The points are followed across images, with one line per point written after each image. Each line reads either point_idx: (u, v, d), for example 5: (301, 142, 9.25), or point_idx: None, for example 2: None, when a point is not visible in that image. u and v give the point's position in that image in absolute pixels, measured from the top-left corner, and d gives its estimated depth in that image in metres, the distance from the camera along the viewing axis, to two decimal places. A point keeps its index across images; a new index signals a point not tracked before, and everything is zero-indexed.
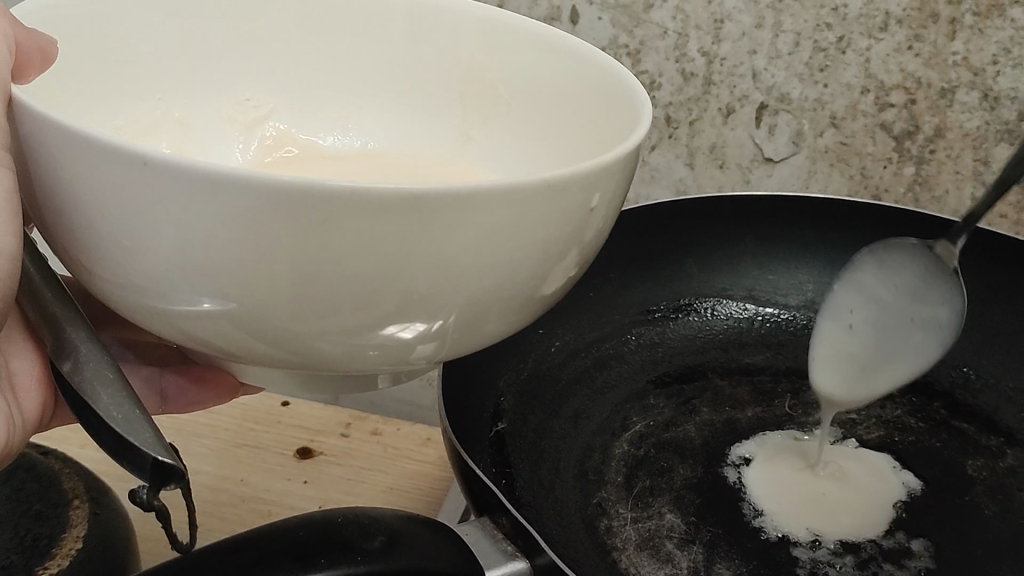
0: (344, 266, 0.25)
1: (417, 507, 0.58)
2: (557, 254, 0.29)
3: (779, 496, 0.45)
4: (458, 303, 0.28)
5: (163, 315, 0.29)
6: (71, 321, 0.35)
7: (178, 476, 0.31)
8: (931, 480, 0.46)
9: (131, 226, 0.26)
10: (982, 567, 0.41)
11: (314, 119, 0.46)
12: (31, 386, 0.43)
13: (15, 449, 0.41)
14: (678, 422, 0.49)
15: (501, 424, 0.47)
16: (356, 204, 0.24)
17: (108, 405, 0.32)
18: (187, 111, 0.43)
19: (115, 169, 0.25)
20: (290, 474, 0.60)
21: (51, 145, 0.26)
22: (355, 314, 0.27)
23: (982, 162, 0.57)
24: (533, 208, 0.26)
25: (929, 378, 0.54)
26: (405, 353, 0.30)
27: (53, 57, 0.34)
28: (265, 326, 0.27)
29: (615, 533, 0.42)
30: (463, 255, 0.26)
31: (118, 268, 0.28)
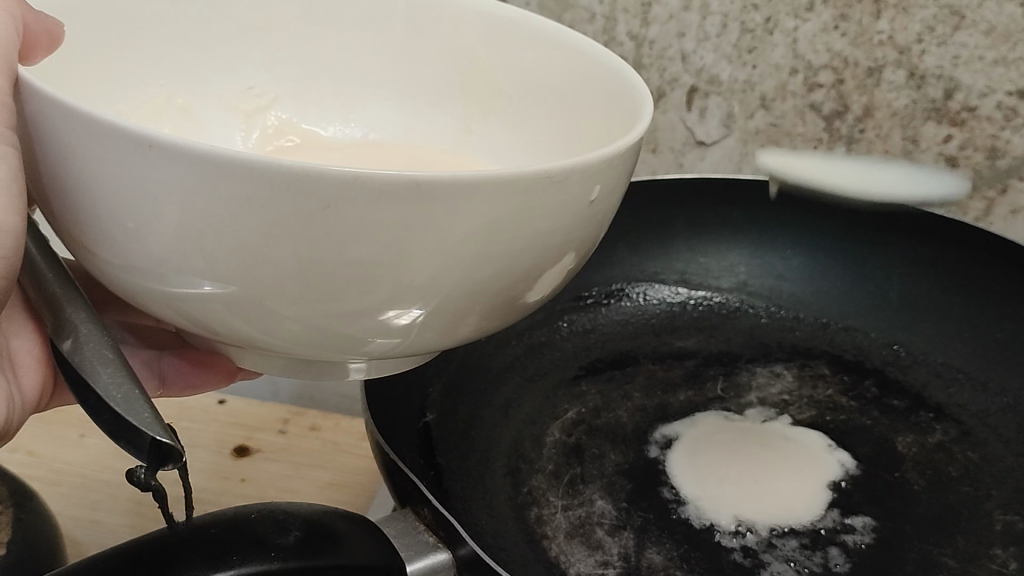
0: (346, 255, 0.25)
1: (354, 501, 0.57)
2: (558, 247, 0.28)
3: (704, 481, 0.44)
4: (456, 292, 0.27)
5: (162, 297, 0.28)
6: (69, 299, 0.35)
7: (176, 457, 0.30)
8: (864, 458, 0.46)
9: (132, 206, 0.25)
10: (912, 541, 0.41)
11: (317, 111, 0.46)
12: (33, 366, 0.43)
13: (12, 428, 0.42)
14: (610, 408, 0.49)
15: (428, 415, 0.46)
16: (359, 190, 0.23)
17: (108, 384, 0.31)
18: (190, 98, 0.43)
19: (117, 150, 0.24)
20: (226, 473, 0.59)
21: (54, 124, 0.26)
22: (356, 303, 0.26)
23: (911, 140, 0.57)
24: (535, 197, 0.26)
25: (860, 357, 0.54)
26: (394, 342, 0.29)
27: (59, 39, 0.35)
28: (262, 312, 0.27)
29: (545, 521, 0.42)
30: (464, 245, 0.26)
31: (120, 249, 0.27)
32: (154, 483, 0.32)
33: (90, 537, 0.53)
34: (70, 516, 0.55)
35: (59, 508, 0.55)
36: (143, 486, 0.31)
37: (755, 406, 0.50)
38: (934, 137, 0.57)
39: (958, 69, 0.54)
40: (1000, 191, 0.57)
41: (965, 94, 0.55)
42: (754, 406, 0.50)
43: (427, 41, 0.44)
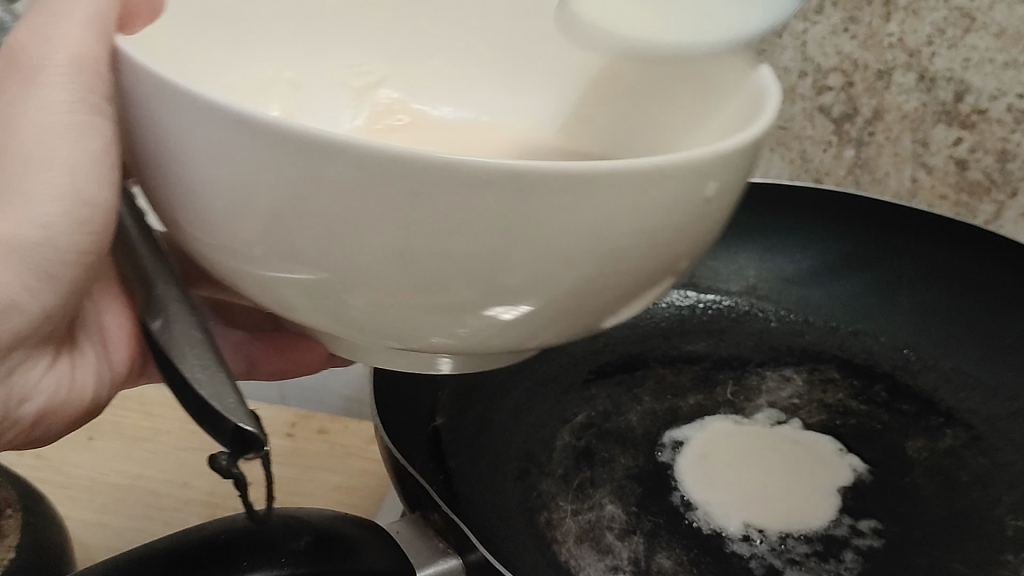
0: (443, 247, 0.23)
1: (361, 504, 0.57)
2: (681, 241, 0.26)
3: (713, 485, 0.44)
4: (563, 289, 0.25)
5: (252, 276, 0.27)
6: (161, 274, 0.36)
7: (258, 445, 0.31)
8: (876, 461, 0.46)
9: (220, 185, 0.24)
10: (923, 547, 0.41)
11: (431, 90, 0.45)
12: (122, 341, 0.46)
13: (96, 402, 0.45)
14: (620, 411, 0.49)
15: (438, 419, 0.47)
16: (456, 178, 0.21)
17: (195, 365, 0.32)
18: (300, 73, 0.42)
19: (204, 124, 0.23)
20: (234, 476, 0.59)
21: (145, 90, 0.24)
22: (453, 296, 0.25)
23: (921, 143, 0.57)
24: (655, 190, 0.23)
25: (870, 361, 0.54)
26: (494, 336, 0.27)
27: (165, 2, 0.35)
28: (354, 298, 0.25)
29: (555, 525, 0.41)
30: (570, 241, 0.23)
31: (211, 227, 0.26)
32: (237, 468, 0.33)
33: (99, 540, 0.53)
34: (78, 519, 0.55)
35: (67, 512, 0.55)
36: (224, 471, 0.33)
37: (764, 410, 0.50)
38: (944, 139, 0.56)
39: (968, 72, 0.53)
40: (1009, 195, 0.57)
41: (975, 97, 0.54)
42: (763, 410, 0.50)
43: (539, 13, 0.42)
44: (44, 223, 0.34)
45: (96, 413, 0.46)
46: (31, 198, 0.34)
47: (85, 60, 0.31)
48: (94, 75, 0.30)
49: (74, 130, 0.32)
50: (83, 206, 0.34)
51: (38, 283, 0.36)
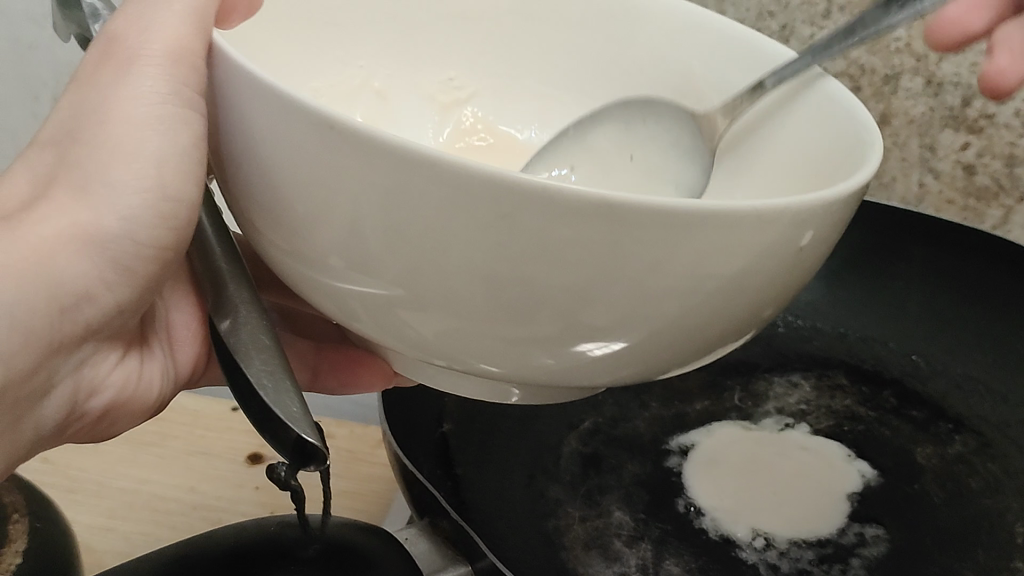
0: (534, 273, 0.25)
1: (366, 510, 0.57)
2: (758, 289, 0.27)
3: (720, 492, 0.44)
4: (639, 324, 0.26)
5: (330, 291, 0.29)
6: (233, 277, 0.37)
7: (319, 458, 0.32)
8: (885, 468, 0.46)
9: (316, 196, 0.26)
10: (932, 555, 0.41)
11: (512, 115, 0.49)
12: (189, 339, 0.46)
13: (159, 401, 0.45)
14: (628, 418, 0.49)
15: (445, 424, 0.47)
16: (552, 204, 0.23)
17: (260, 372, 0.33)
18: (385, 85, 0.47)
19: (316, 141, 0.25)
20: (240, 481, 0.59)
21: (256, 111, 0.26)
22: (540, 323, 0.26)
23: (928, 147, 0.57)
24: (743, 234, 0.25)
25: (879, 367, 0.54)
26: (572, 370, 0.29)
27: (256, 8, 0.38)
28: (443, 322, 0.27)
29: (564, 532, 0.41)
30: (653, 273, 0.25)
31: (298, 237, 0.28)
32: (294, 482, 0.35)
33: (105, 545, 0.53)
34: (84, 523, 0.55)
35: (73, 516, 0.55)
36: (282, 482, 0.36)
37: (772, 416, 0.50)
38: (951, 145, 0.56)
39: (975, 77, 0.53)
40: (1017, 200, 0.56)
41: (982, 102, 0.54)
42: (770, 416, 0.50)
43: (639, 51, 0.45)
44: (128, 215, 0.35)
45: (159, 411, 0.46)
46: (115, 190, 0.34)
47: (184, 53, 0.32)
48: (190, 65, 0.32)
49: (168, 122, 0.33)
50: (167, 201, 0.35)
51: (116, 276, 0.36)
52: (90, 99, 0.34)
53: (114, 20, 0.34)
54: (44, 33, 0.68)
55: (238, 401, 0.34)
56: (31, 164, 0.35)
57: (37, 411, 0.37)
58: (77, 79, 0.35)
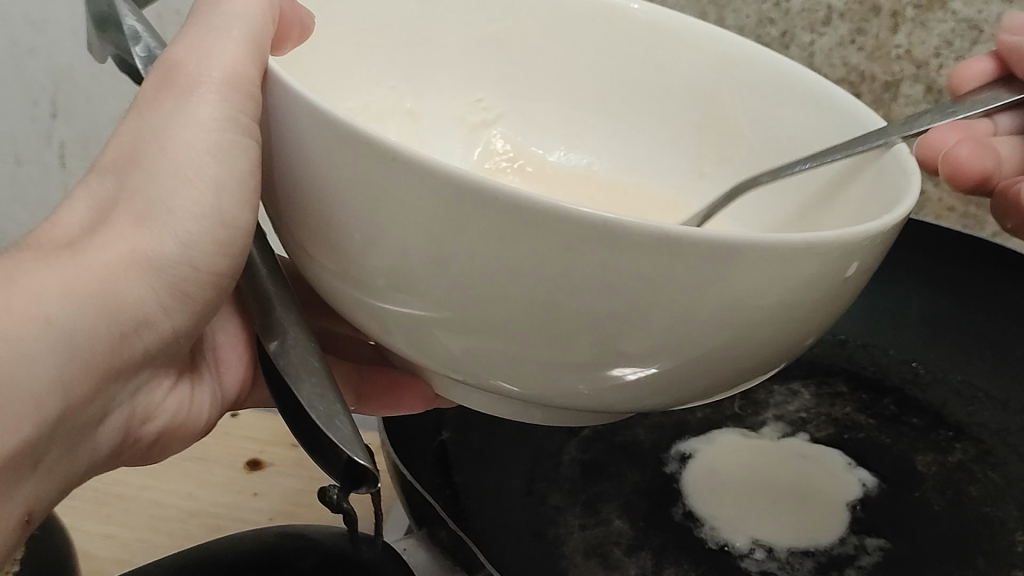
0: (581, 302, 0.25)
1: (365, 516, 0.57)
2: (804, 318, 0.28)
3: (718, 502, 0.44)
4: (683, 355, 0.27)
5: (378, 314, 0.29)
6: (280, 299, 0.38)
7: (369, 480, 0.33)
8: (884, 475, 0.46)
9: (370, 222, 0.26)
10: (932, 564, 0.40)
11: (542, 133, 0.49)
12: (233, 361, 0.47)
13: (208, 422, 0.46)
14: (627, 425, 0.49)
15: (444, 434, 0.47)
16: (606, 235, 0.23)
17: (312, 395, 0.34)
18: (417, 104, 0.47)
19: (371, 169, 0.25)
20: (238, 487, 0.59)
21: (313, 138, 0.27)
22: (580, 350, 0.27)
23: None
24: (793, 266, 0.25)
25: (879, 374, 0.54)
26: (610, 395, 0.29)
27: (308, 31, 0.39)
28: (487, 346, 0.27)
29: (563, 541, 0.41)
30: (702, 306, 0.25)
31: (350, 260, 0.28)
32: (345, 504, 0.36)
33: (104, 552, 0.53)
34: (84, 530, 0.55)
35: (71, 522, 0.55)
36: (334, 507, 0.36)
37: (770, 424, 0.50)
38: None
39: None
40: None
41: None
42: (768, 424, 0.50)
43: (672, 79, 0.46)
44: (187, 241, 0.34)
45: (207, 433, 0.47)
46: (174, 217, 0.34)
47: (243, 80, 0.32)
48: (247, 92, 0.32)
49: (226, 148, 0.33)
50: (224, 227, 0.35)
51: (173, 301, 0.35)
52: (148, 125, 0.34)
53: (170, 46, 0.34)
54: (41, 39, 0.68)
55: (287, 419, 0.35)
56: (89, 192, 0.35)
57: (92, 438, 0.36)
58: (131, 107, 0.35)
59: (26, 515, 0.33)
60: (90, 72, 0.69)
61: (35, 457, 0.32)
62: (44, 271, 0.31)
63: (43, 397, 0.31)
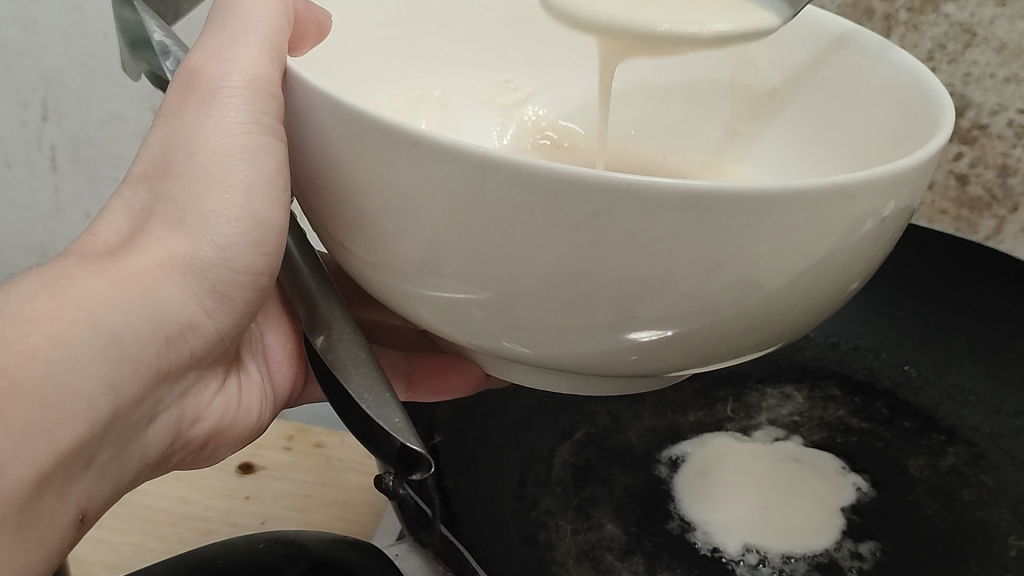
0: (610, 268, 0.26)
1: (357, 521, 0.57)
2: (836, 264, 0.28)
3: (710, 505, 0.44)
4: (714, 314, 0.28)
5: (414, 298, 0.31)
6: (323, 293, 0.40)
7: (422, 467, 0.34)
8: (879, 479, 0.46)
9: (399, 207, 0.27)
10: (923, 567, 0.40)
11: (574, 104, 0.53)
12: (282, 361, 0.48)
13: (260, 423, 0.47)
14: (619, 429, 0.49)
15: (437, 436, 0.47)
16: (628, 199, 0.24)
17: (361, 386, 0.35)
18: (444, 92, 0.51)
19: (396, 155, 0.26)
20: (230, 490, 0.59)
21: (337, 130, 0.28)
22: (609, 317, 0.27)
23: None
24: (820, 211, 0.26)
25: (871, 377, 0.54)
26: (647, 358, 0.30)
27: (325, 29, 0.41)
28: (522, 318, 0.28)
29: (555, 545, 0.41)
30: (731, 264, 0.26)
31: (383, 249, 0.29)
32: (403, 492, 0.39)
33: (94, 555, 0.53)
34: None
35: None
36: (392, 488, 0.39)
37: (763, 427, 0.50)
38: (945, 154, 0.56)
39: (970, 86, 0.53)
40: (1010, 210, 0.56)
41: (976, 113, 0.54)
42: (762, 427, 0.50)
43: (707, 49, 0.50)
44: (222, 244, 0.36)
45: (257, 435, 0.47)
46: (207, 219, 0.36)
47: (262, 83, 0.34)
48: (268, 93, 0.34)
49: (254, 149, 0.36)
50: (258, 227, 0.37)
51: (215, 304, 0.37)
52: (176, 131, 0.36)
53: (190, 53, 0.36)
54: (32, 40, 0.68)
55: (337, 413, 0.36)
56: (125, 202, 0.37)
57: (142, 439, 0.37)
58: (159, 116, 0.37)
59: (78, 514, 0.34)
60: (83, 74, 0.69)
61: (88, 456, 0.33)
62: (91, 278, 0.33)
63: (36, 399, 0.30)
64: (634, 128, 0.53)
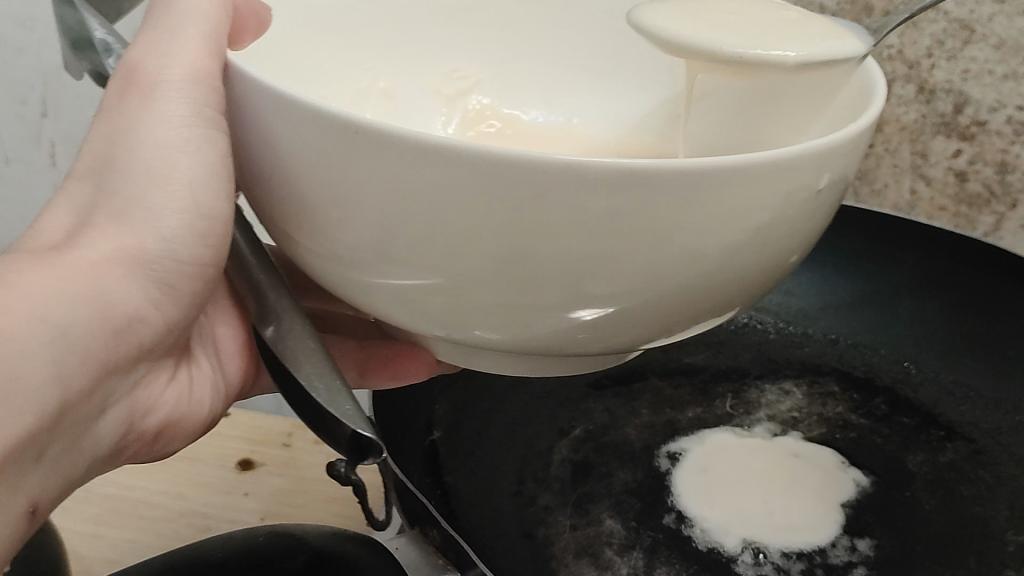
0: (552, 249, 0.25)
1: (357, 517, 0.57)
2: (780, 238, 0.27)
3: (710, 501, 0.44)
4: (659, 291, 0.27)
5: (362, 286, 0.30)
6: (272, 286, 0.39)
7: (377, 451, 0.33)
8: (879, 474, 0.46)
9: (339, 194, 0.27)
10: (924, 563, 0.40)
11: (518, 96, 0.51)
12: (234, 352, 0.48)
13: (212, 415, 0.47)
14: (617, 425, 0.49)
15: (436, 433, 0.48)
16: (563, 179, 0.23)
17: (312, 374, 0.35)
18: (391, 83, 0.48)
19: (335, 140, 0.25)
20: (229, 487, 0.59)
21: (277, 119, 0.27)
22: (556, 296, 0.27)
23: (919, 154, 0.57)
24: (759, 185, 0.25)
25: (870, 373, 0.54)
26: (596, 336, 0.29)
27: (269, 22, 0.40)
28: (471, 299, 0.28)
29: (554, 540, 0.41)
30: (671, 239, 0.25)
31: (328, 236, 0.29)
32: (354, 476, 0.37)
33: (93, 552, 0.53)
34: (73, 529, 0.55)
35: (59, 522, 0.55)
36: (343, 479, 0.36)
37: (764, 423, 0.50)
38: (943, 151, 0.56)
39: (967, 83, 0.53)
40: (1009, 207, 0.56)
41: (974, 109, 0.54)
42: (762, 423, 0.50)
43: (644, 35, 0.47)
44: (167, 237, 0.37)
45: (207, 428, 0.47)
46: (152, 213, 0.36)
47: (205, 78, 0.34)
48: (213, 88, 0.34)
49: (194, 143, 0.36)
50: (203, 218, 0.37)
51: (161, 296, 0.38)
52: (116, 126, 0.36)
53: (129, 49, 0.36)
54: (31, 37, 0.68)
55: (291, 405, 0.36)
56: (69, 200, 0.37)
57: (94, 431, 0.37)
58: (98, 110, 0.37)
59: (32, 507, 0.33)
60: None
61: None
62: (40, 270, 0.33)
63: None
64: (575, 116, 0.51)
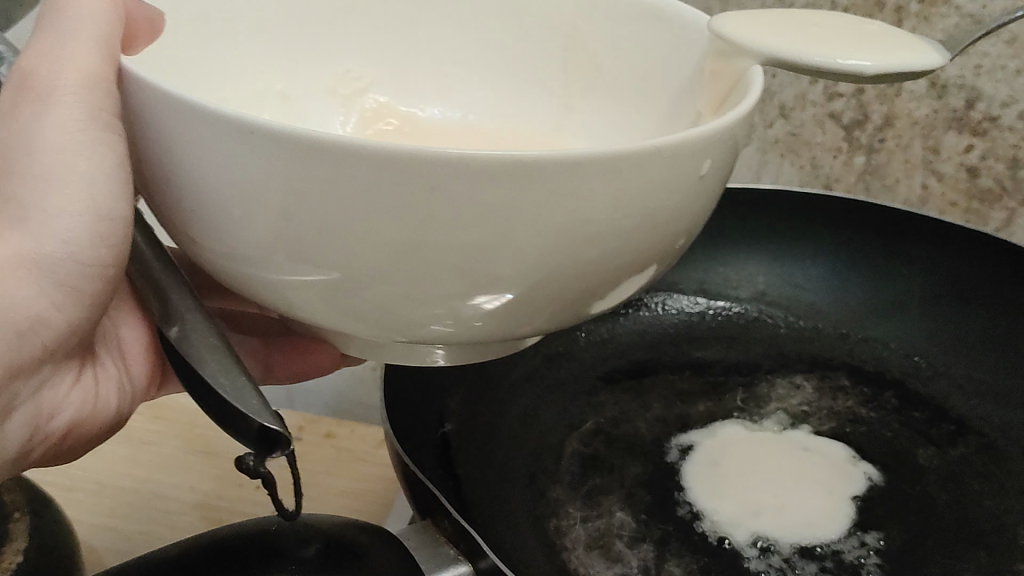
0: (452, 238, 0.25)
1: (369, 510, 0.57)
2: (665, 223, 0.28)
3: (719, 495, 0.44)
4: (555, 277, 0.27)
5: (263, 285, 0.29)
6: (174, 284, 0.38)
7: (281, 443, 0.33)
8: (890, 468, 0.46)
9: (234, 194, 0.26)
10: (935, 557, 0.40)
11: (419, 95, 0.48)
12: (140, 352, 0.46)
13: (123, 415, 0.45)
14: (628, 418, 0.49)
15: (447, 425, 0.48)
16: (458, 171, 0.23)
17: (215, 371, 0.34)
18: (288, 87, 0.46)
19: (222, 136, 0.25)
20: (241, 480, 0.59)
21: (169, 121, 0.26)
22: (460, 285, 0.26)
23: (931, 149, 0.57)
24: (641, 172, 0.25)
25: (881, 368, 0.54)
26: (494, 325, 0.29)
27: (159, 27, 0.37)
28: (370, 293, 0.27)
29: (564, 533, 0.41)
30: (562, 225, 0.25)
31: (222, 236, 0.28)
32: (262, 468, 0.35)
33: (107, 544, 0.53)
34: (85, 522, 0.55)
35: (72, 515, 0.55)
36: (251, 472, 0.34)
37: (774, 416, 0.50)
38: (955, 146, 0.56)
39: (980, 79, 0.53)
40: (1020, 203, 0.56)
41: (987, 104, 0.54)
42: (772, 416, 0.50)
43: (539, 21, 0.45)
44: (66, 239, 0.35)
45: (117, 428, 0.46)
46: (52, 218, 0.34)
47: (97, 79, 0.32)
48: (105, 91, 0.31)
49: (91, 147, 0.33)
50: (102, 221, 0.35)
51: (59, 297, 0.36)
52: (10, 134, 0.33)
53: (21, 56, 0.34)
54: None
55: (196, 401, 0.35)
56: None
57: None
58: None
59: None
60: None
61: None
62: None
63: None
64: (467, 112, 0.48)
